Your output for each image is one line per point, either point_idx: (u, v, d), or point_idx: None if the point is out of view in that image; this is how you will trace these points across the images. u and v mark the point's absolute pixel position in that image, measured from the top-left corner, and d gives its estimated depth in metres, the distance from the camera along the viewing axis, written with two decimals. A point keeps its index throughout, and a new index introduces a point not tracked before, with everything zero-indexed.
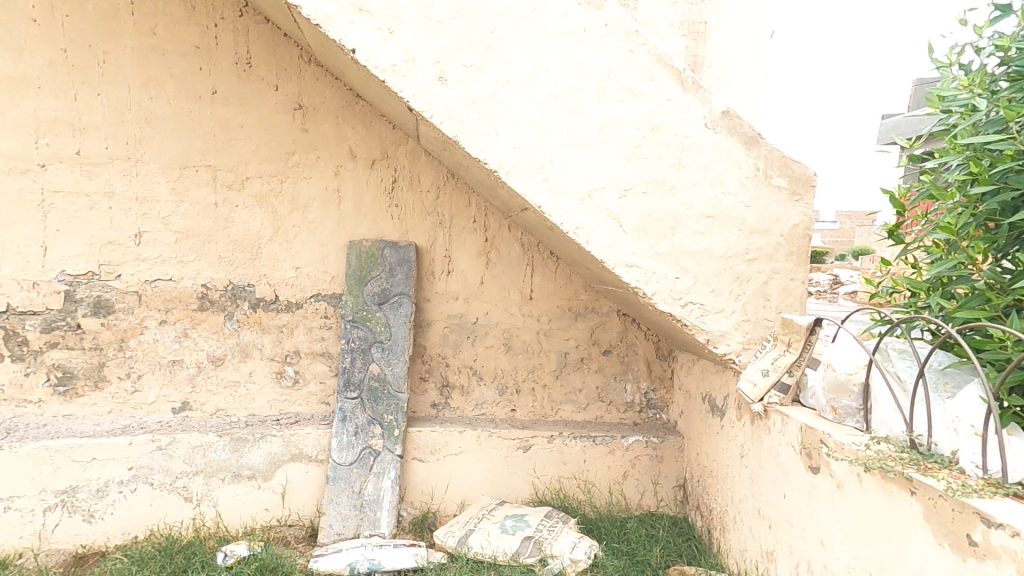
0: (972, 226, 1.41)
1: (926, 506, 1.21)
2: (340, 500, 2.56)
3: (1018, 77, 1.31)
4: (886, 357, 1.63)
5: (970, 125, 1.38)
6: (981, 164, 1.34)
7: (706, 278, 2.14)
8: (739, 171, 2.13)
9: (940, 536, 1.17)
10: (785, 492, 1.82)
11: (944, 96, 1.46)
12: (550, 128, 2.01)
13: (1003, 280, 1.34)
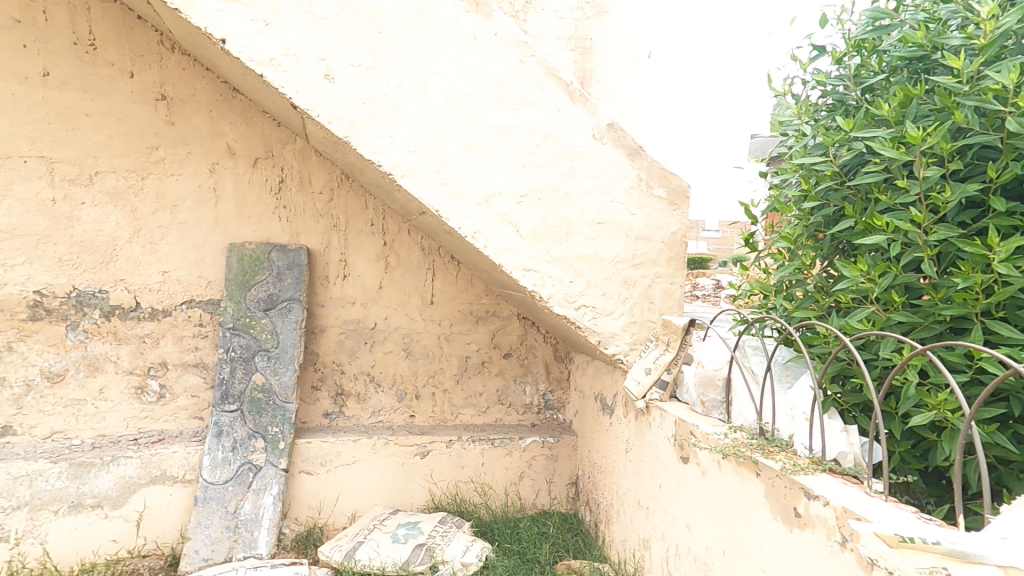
0: (806, 236, 1.62)
1: (767, 486, 1.37)
2: (210, 522, 2.37)
3: (834, 107, 1.52)
4: (744, 354, 1.85)
5: (801, 148, 1.59)
6: (810, 182, 1.55)
7: (597, 282, 2.26)
8: (625, 181, 2.26)
9: (776, 511, 1.32)
10: (662, 482, 1.96)
11: (783, 121, 1.67)
12: (446, 133, 2.02)
13: (827, 284, 1.55)
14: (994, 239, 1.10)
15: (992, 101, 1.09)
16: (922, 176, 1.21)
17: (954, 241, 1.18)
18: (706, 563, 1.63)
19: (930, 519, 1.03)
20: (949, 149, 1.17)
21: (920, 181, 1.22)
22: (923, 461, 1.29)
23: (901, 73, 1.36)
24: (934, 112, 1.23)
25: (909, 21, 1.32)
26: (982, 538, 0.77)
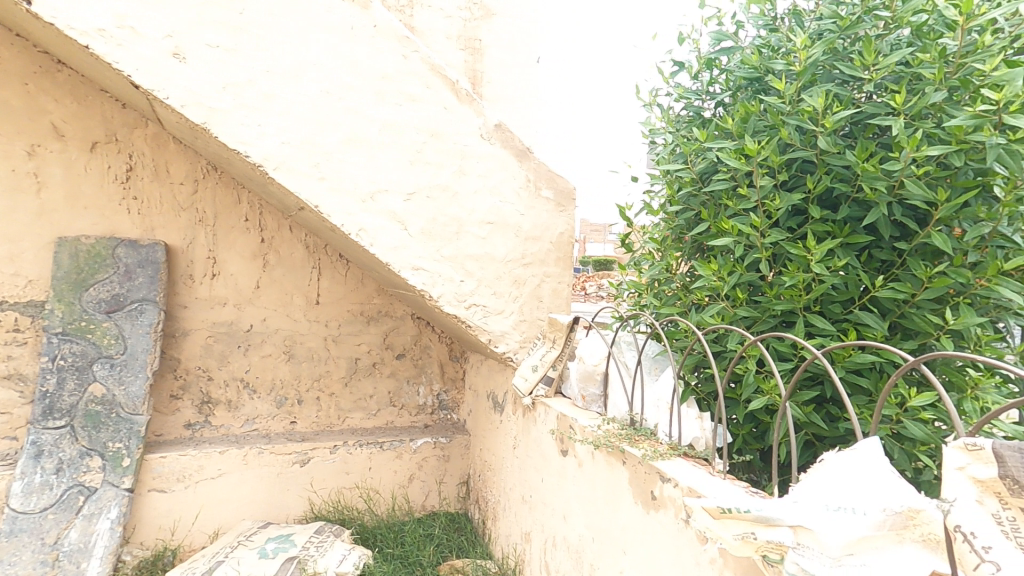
0: (673, 237, 1.73)
1: (631, 473, 1.44)
2: (19, 558, 2.04)
3: (693, 120, 1.63)
4: (620, 349, 1.94)
5: (667, 155, 1.69)
6: (674, 188, 1.65)
7: (488, 281, 2.23)
8: (513, 182, 2.25)
9: (636, 496, 1.41)
10: (543, 475, 2.01)
11: (652, 130, 1.77)
12: (324, 125, 1.91)
13: (688, 282, 1.66)
14: (812, 242, 1.21)
15: (806, 121, 1.24)
16: (758, 185, 1.33)
17: (784, 244, 1.30)
18: (578, 550, 1.70)
19: (756, 493, 1.14)
20: (779, 162, 1.29)
21: (757, 189, 1.34)
22: (761, 441, 1.43)
23: (745, 91, 1.49)
24: (769, 128, 1.36)
25: (748, 45, 1.46)
26: (780, 503, 0.86)
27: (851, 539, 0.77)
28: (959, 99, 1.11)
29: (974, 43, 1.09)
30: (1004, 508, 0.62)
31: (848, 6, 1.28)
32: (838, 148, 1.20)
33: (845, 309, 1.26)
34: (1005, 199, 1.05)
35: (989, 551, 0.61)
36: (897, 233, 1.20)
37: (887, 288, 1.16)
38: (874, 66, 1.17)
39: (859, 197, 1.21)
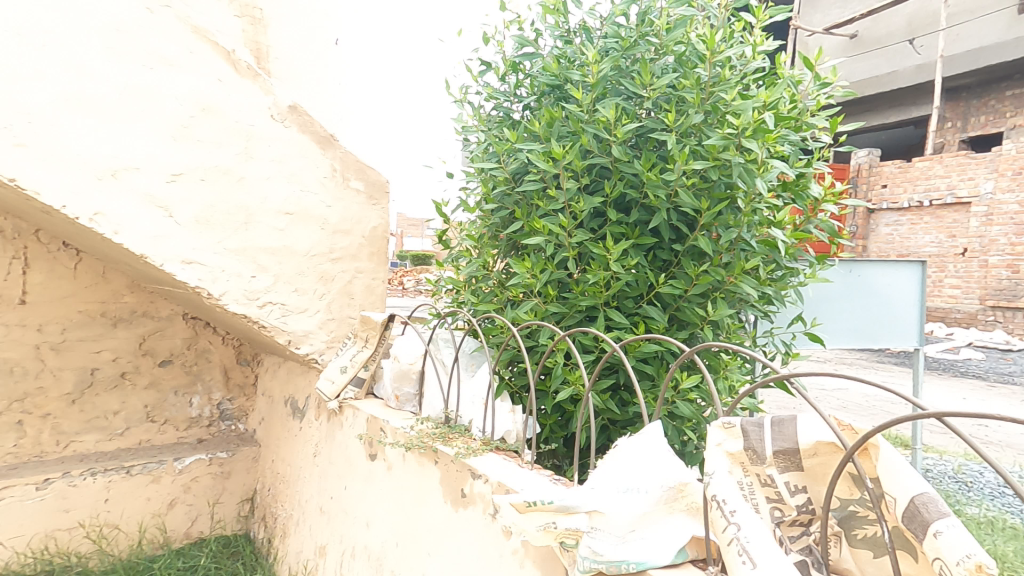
0: (488, 235, 1.73)
1: (442, 472, 1.40)
2: None
3: (503, 121, 1.66)
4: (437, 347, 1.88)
5: (481, 152, 1.68)
6: (489, 186, 1.65)
7: (287, 277, 1.97)
8: (316, 170, 2.01)
9: (445, 495, 1.38)
10: (346, 483, 1.87)
11: (464, 127, 1.75)
12: (25, 78, 1.50)
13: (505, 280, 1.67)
14: (610, 242, 1.30)
15: (601, 130, 1.34)
16: (565, 187, 1.39)
17: (588, 244, 1.38)
18: (379, 557, 1.62)
19: (559, 481, 1.19)
20: (581, 167, 1.38)
21: (563, 191, 1.40)
22: (565, 428, 1.52)
23: (547, 98, 1.56)
24: (571, 135, 1.45)
25: (548, 53, 1.54)
26: (579, 491, 0.91)
27: (635, 514, 0.87)
28: (713, 122, 1.32)
29: (718, 75, 1.29)
30: (746, 476, 0.75)
31: (627, 29, 1.42)
32: (627, 157, 1.32)
33: (636, 303, 1.39)
34: (745, 211, 1.27)
35: (735, 514, 0.70)
36: (673, 235, 1.36)
37: (667, 284, 1.31)
38: (651, 86, 1.32)
39: (646, 203, 1.35)
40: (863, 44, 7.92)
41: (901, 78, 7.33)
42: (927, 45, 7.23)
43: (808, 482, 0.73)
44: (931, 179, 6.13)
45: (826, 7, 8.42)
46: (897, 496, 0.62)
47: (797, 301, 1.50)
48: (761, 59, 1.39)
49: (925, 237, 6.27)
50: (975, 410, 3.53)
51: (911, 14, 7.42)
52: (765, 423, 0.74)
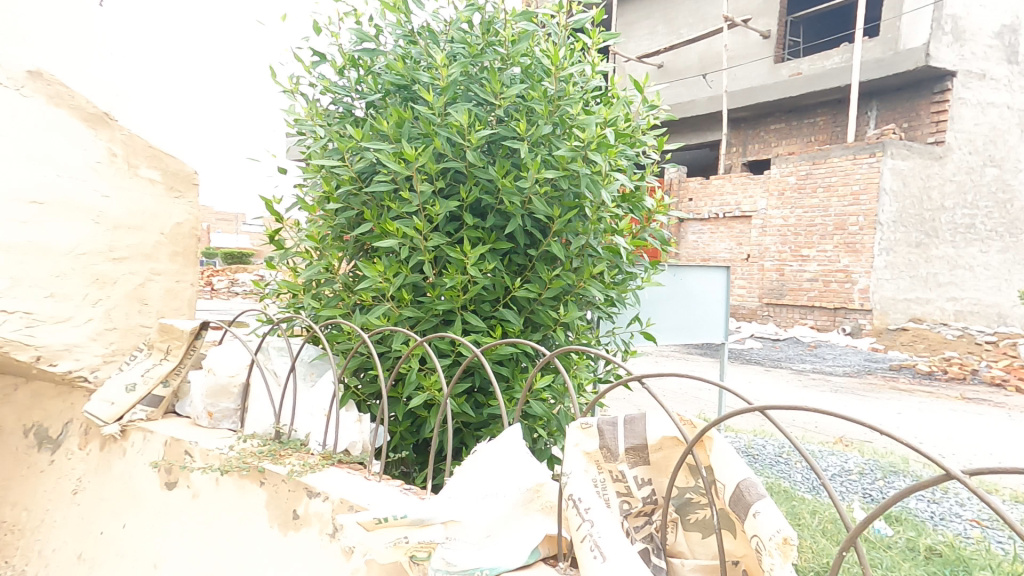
0: (332, 237, 1.57)
1: (269, 494, 1.26)
2: None
3: (344, 117, 1.55)
4: (267, 356, 1.62)
5: (320, 148, 1.53)
6: (331, 185, 1.51)
7: (34, 280, 1.53)
8: (82, 154, 1.61)
9: (272, 519, 1.23)
10: (125, 521, 1.49)
11: (297, 120, 1.58)
12: None
13: (352, 283, 1.55)
14: (467, 247, 1.28)
15: (454, 134, 1.31)
16: (419, 190, 1.32)
17: (444, 248, 1.34)
18: None
19: (410, 490, 1.18)
20: (435, 170, 1.33)
21: (417, 194, 1.33)
22: (416, 434, 1.47)
23: (394, 97, 1.49)
24: (422, 137, 1.40)
25: (391, 51, 1.47)
26: (433, 501, 0.88)
27: (490, 519, 0.87)
28: (561, 134, 1.37)
29: (563, 90, 1.35)
30: (602, 475, 0.98)
31: (473, 35, 1.42)
32: (482, 163, 1.31)
33: (493, 306, 1.40)
34: (592, 218, 1.36)
35: (588, 511, 0.85)
36: (528, 241, 1.40)
37: (523, 288, 1.34)
38: (501, 94, 1.32)
39: (501, 208, 1.35)
40: (667, 74, 9.26)
41: (697, 106, 8.30)
42: (715, 80, 8.63)
43: (652, 475, 1.00)
44: (722, 196, 7.31)
45: (637, 37, 9.55)
46: (725, 481, 0.90)
47: (635, 303, 1.69)
48: (598, 79, 1.48)
49: (720, 245, 7.44)
50: (755, 391, 4.26)
51: (700, 52, 8.83)
52: (622, 423, 0.98)
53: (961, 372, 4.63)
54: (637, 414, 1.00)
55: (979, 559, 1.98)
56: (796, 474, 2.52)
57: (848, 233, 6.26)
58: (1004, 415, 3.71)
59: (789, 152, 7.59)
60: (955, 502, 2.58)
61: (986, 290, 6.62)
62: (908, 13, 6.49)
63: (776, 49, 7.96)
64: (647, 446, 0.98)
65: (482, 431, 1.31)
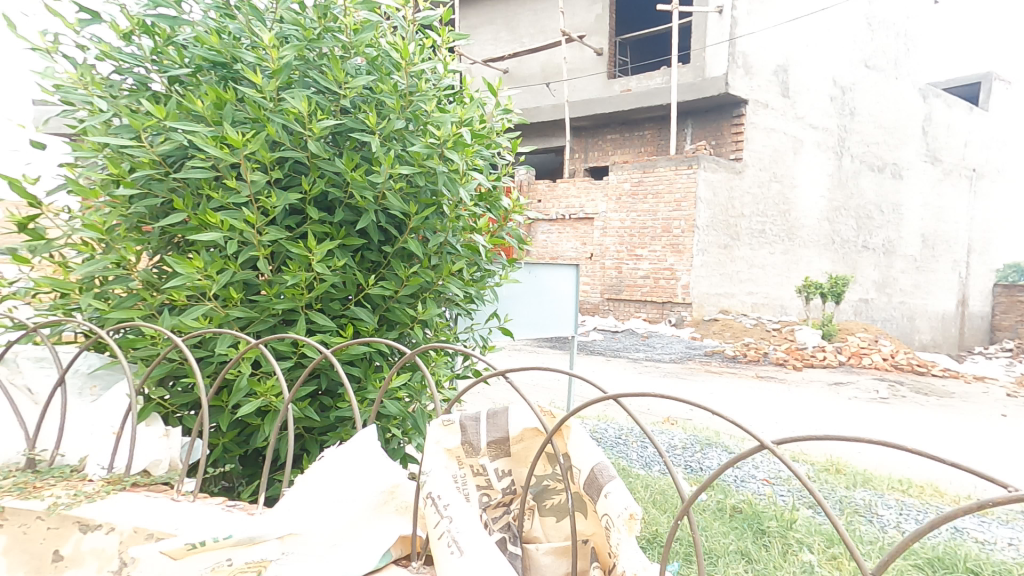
0: (125, 228, 1.29)
1: (14, 536, 1.04)
2: None
3: (138, 91, 1.33)
4: (14, 369, 1.32)
5: (100, 123, 1.27)
6: (122, 167, 1.26)
7: None
8: None
9: (15, 567, 1.03)
10: None
11: (61, 88, 1.29)
12: None
13: (156, 279, 1.29)
14: (312, 243, 1.16)
15: (291, 122, 1.19)
16: (249, 179, 1.17)
17: (284, 243, 1.20)
18: None
19: (233, 506, 1.09)
20: (269, 158, 1.18)
21: (248, 183, 1.17)
22: (244, 445, 1.30)
23: (207, 74, 1.32)
24: (249, 122, 1.25)
25: (199, 23, 1.30)
26: (266, 518, 0.81)
27: (337, 527, 0.82)
28: (414, 129, 1.32)
29: (416, 86, 1.29)
30: (462, 469, 1.04)
31: (306, 18, 1.31)
32: (327, 154, 1.21)
33: (342, 305, 1.29)
34: (450, 217, 1.36)
35: (448, 508, 0.84)
36: (382, 237, 1.33)
37: (377, 286, 1.26)
38: (345, 84, 1.24)
39: (352, 203, 1.26)
40: (515, 80, 9.62)
41: (543, 113, 8.77)
42: (557, 89, 9.18)
43: (512, 466, 1.07)
44: (568, 199, 7.87)
45: (482, 41, 9.83)
46: (578, 466, 1.01)
47: (493, 300, 1.73)
48: (451, 77, 1.44)
49: (567, 244, 7.98)
50: (599, 379, 4.64)
51: (544, 62, 9.31)
52: (482, 418, 1.05)
53: (756, 355, 5.52)
54: (500, 407, 1.08)
55: (768, 511, 2.38)
56: (632, 452, 2.78)
57: (673, 236, 7.10)
58: (786, 388, 4.52)
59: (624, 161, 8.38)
60: (753, 465, 3.06)
61: (774, 285, 8.00)
62: (710, 46, 7.37)
63: (609, 67, 8.68)
64: (508, 439, 1.05)
65: (329, 436, 1.21)
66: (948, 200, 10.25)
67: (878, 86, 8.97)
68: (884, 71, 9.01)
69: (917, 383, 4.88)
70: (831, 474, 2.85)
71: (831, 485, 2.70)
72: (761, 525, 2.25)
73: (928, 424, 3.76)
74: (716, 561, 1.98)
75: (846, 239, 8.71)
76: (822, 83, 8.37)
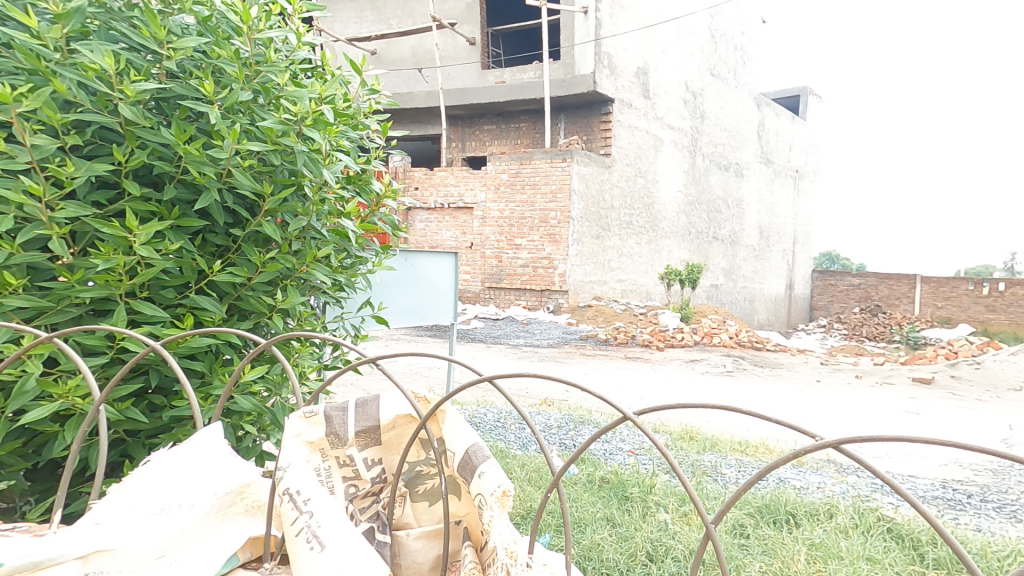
0: None
1: None
2: None
3: None
4: None
5: None
6: None
7: None
8: None
9: None
10: None
11: None
12: None
13: None
14: (132, 222, 1.01)
15: (93, 80, 1.01)
16: (33, 142, 0.99)
17: (90, 221, 1.04)
18: None
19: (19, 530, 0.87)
20: (59, 120, 1.00)
21: (28, 148, 0.99)
22: (32, 458, 1.11)
23: None
24: (24, 73, 1.04)
25: None
26: (69, 533, 0.70)
27: (163, 539, 0.74)
28: (263, 103, 1.22)
29: (263, 55, 1.19)
30: (325, 461, 1.00)
31: None
32: (148, 122, 1.06)
33: (178, 294, 1.16)
34: (314, 199, 1.29)
35: (308, 502, 0.80)
36: (229, 219, 1.22)
37: (225, 272, 1.15)
38: (169, 44, 1.09)
39: (185, 178, 1.13)
40: (381, 62, 9.36)
41: (415, 99, 8.62)
42: (430, 76, 9.11)
43: (382, 454, 1.06)
44: (446, 187, 7.87)
45: (345, 19, 9.50)
46: (453, 450, 1.03)
47: (366, 288, 1.68)
48: (306, 50, 1.34)
49: (446, 233, 7.96)
50: (480, 366, 4.72)
51: (414, 46, 9.16)
52: (349, 408, 1.03)
53: (625, 338, 5.97)
54: (370, 396, 1.06)
55: (632, 479, 2.59)
56: (511, 435, 2.87)
57: (549, 226, 7.40)
58: (651, 367, 4.95)
59: (501, 151, 8.53)
60: (620, 438, 3.32)
61: (640, 272, 8.69)
62: (579, 44, 7.72)
63: (483, 57, 8.77)
64: (379, 427, 1.04)
65: (160, 438, 1.10)
66: (778, 197, 11.87)
67: (722, 93, 10.07)
68: (726, 79, 10.13)
69: (756, 357, 5.61)
70: (685, 441, 3.18)
71: (685, 451, 3.02)
72: (625, 492, 2.46)
73: (762, 392, 4.34)
74: (584, 529, 2.13)
75: (699, 231, 9.73)
76: (678, 88, 9.19)
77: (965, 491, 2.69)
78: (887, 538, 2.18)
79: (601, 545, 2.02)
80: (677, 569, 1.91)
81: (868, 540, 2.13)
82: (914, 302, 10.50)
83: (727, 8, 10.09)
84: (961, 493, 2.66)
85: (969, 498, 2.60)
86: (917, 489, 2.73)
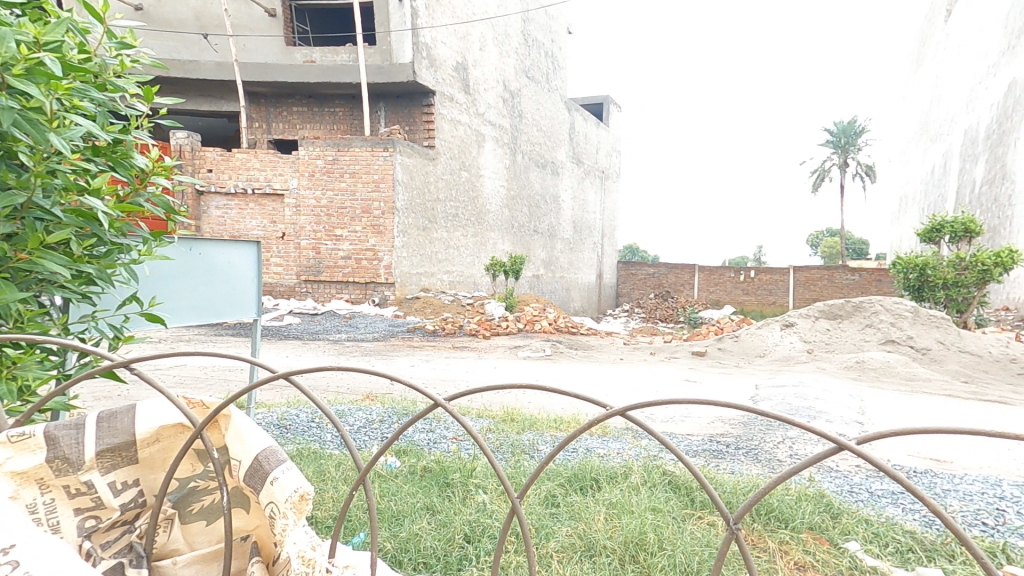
0: None
1: None
2: None
3: None
4: None
5: None
6: None
7: None
8: None
9: None
10: None
11: None
12: None
13: None
14: None
15: None
16: None
17: None
18: None
19: None
20: None
21: None
22: None
23: None
24: None
25: None
26: None
27: None
28: None
29: None
30: (48, 494, 0.86)
31: None
32: None
33: None
34: (35, 169, 1.04)
35: (11, 550, 0.66)
36: None
37: None
38: None
39: None
40: (151, 20, 8.01)
41: (203, 68, 7.67)
42: (219, 45, 8.19)
43: (139, 475, 0.93)
44: (249, 170, 7.15)
45: None
46: (239, 458, 0.98)
47: (127, 282, 1.43)
48: None
49: (251, 222, 7.21)
50: (289, 365, 4.38)
51: (196, 8, 8.11)
52: (87, 425, 0.88)
53: (453, 328, 6.07)
54: (120, 408, 0.91)
55: (454, 464, 2.63)
56: (326, 435, 2.71)
57: (372, 216, 7.19)
58: (475, 356, 5.11)
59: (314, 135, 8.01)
60: (443, 427, 3.36)
61: (466, 264, 8.90)
62: (397, 31, 7.59)
63: (286, 32, 8.24)
64: (133, 443, 0.90)
65: None
66: (588, 195, 13.10)
67: (536, 95, 10.74)
68: (539, 82, 10.82)
69: (571, 341, 6.13)
70: (506, 423, 3.33)
71: (506, 433, 3.15)
72: (446, 479, 2.49)
73: (576, 372, 4.76)
74: (403, 521, 2.12)
75: (520, 225, 10.31)
76: (498, 86, 9.56)
77: (725, 442, 3.27)
78: (668, 489, 2.56)
79: (419, 535, 2.02)
80: (492, 546, 1.99)
81: (653, 494, 2.47)
82: (694, 286, 12.52)
83: (539, 15, 10.77)
84: (722, 444, 3.23)
85: (727, 447, 3.16)
86: (690, 445, 3.22)
